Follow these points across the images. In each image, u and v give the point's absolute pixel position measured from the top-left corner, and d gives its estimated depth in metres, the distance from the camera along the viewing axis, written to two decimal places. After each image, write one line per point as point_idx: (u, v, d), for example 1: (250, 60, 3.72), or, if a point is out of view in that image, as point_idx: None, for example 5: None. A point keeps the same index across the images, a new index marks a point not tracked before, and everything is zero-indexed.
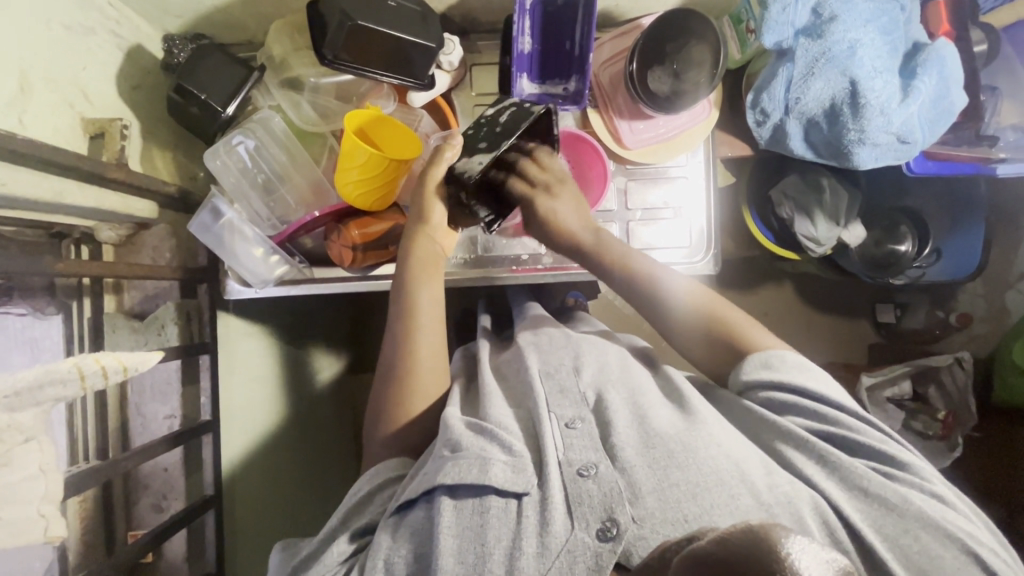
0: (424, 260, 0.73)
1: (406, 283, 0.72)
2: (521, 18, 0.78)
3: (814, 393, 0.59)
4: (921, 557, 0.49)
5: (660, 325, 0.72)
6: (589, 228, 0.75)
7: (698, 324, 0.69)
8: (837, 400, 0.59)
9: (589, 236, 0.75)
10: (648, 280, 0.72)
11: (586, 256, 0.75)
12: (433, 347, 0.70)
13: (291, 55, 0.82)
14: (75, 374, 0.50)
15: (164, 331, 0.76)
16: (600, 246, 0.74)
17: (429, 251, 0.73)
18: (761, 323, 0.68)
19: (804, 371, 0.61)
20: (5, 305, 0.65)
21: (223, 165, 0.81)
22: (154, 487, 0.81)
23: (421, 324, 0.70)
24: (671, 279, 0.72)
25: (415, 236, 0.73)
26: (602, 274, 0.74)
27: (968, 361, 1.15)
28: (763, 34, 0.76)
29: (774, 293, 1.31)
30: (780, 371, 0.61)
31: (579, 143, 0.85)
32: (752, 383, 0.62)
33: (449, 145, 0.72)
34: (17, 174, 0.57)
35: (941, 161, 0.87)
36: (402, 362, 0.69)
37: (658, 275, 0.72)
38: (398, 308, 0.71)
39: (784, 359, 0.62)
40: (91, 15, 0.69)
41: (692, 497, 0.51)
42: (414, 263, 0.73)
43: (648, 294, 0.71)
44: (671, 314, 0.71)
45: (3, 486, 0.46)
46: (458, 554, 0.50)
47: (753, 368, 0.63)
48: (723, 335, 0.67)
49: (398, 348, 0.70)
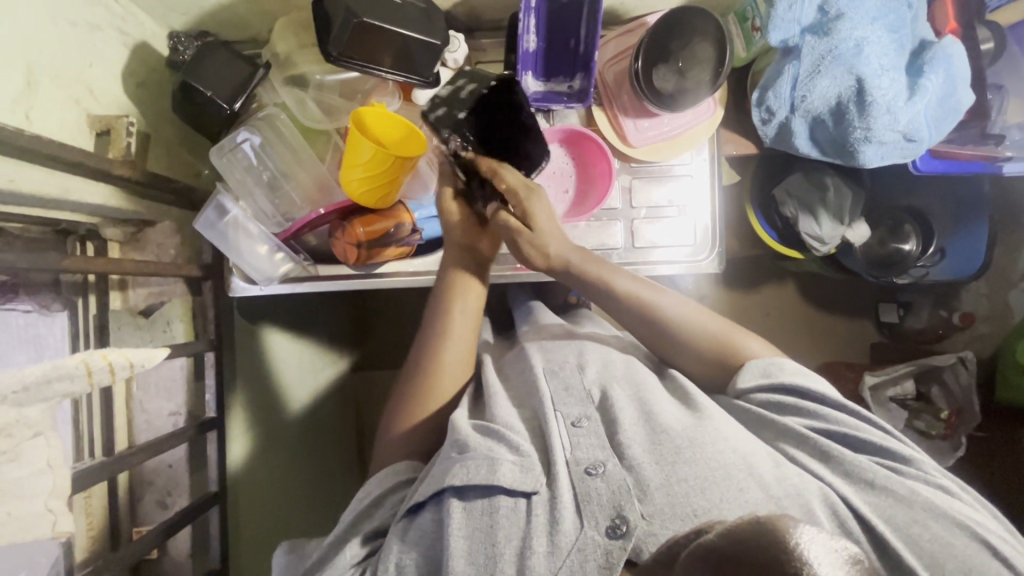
0: (456, 277, 0.73)
1: (443, 302, 0.72)
2: (525, 17, 0.78)
3: (820, 398, 0.59)
4: (932, 545, 0.48)
5: (660, 346, 0.71)
6: (575, 250, 0.73)
7: (693, 342, 0.69)
8: (840, 402, 0.59)
9: (575, 257, 0.73)
10: (652, 310, 0.71)
11: (588, 284, 0.73)
12: (457, 373, 0.71)
13: (296, 51, 0.82)
14: (83, 370, 0.52)
15: (170, 328, 0.80)
16: (604, 275, 0.72)
17: (462, 272, 0.74)
18: (750, 330, 0.69)
19: (802, 376, 0.61)
20: (11, 301, 0.62)
21: (229, 162, 0.81)
22: (160, 481, 0.79)
23: (451, 337, 0.71)
24: (670, 301, 0.71)
25: (453, 253, 0.74)
26: (603, 302, 0.73)
27: (972, 360, 1.14)
28: (769, 31, 0.76)
29: (777, 292, 1.31)
30: (781, 378, 0.61)
31: (584, 141, 0.87)
32: (748, 390, 0.62)
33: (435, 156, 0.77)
34: (22, 166, 0.58)
35: (948, 160, 0.88)
36: (423, 388, 0.69)
37: (657, 298, 0.71)
38: (432, 326, 0.72)
39: (784, 367, 0.62)
40: (97, 12, 0.69)
41: (701, 491, 0.51)
42: (444, 295, 0.73)
43: (651, 324, 0.71)
44: (673, 335, 0.70)
45: (11, 481, 0.46)
46: (469, 555, 0.50)
47: (753, 376, 0.62)
48: (720, 346, 0.68)
49: (423, 376, 0.70)
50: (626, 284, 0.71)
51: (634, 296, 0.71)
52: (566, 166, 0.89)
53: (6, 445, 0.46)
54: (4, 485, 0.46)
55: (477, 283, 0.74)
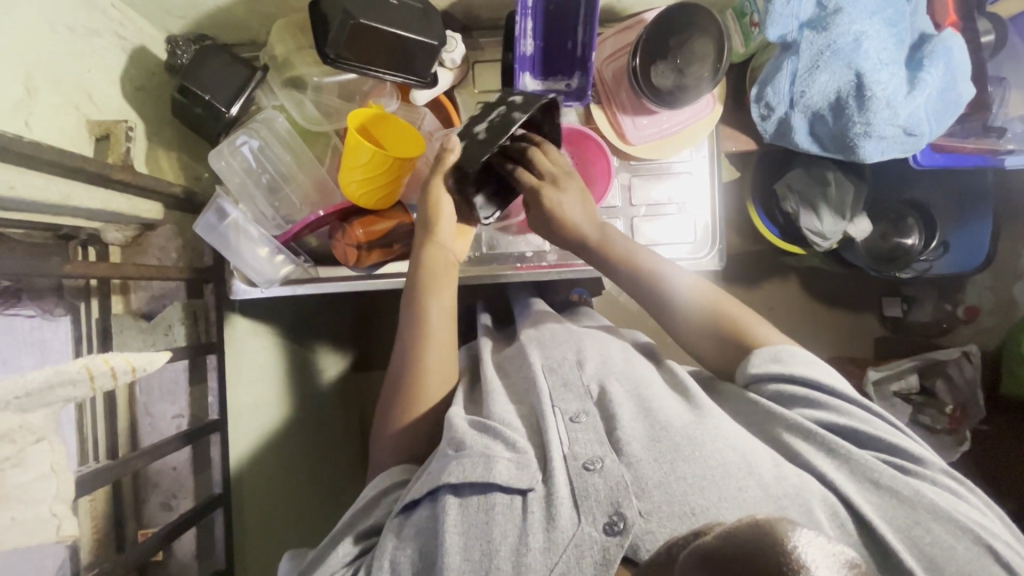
0: (428, 271, 0.72)
1: (419, 296, 0.72)
2: (522, 19, 0.78)
3: (824, 387, 0.59)
4: (934, 549, 0.48)
5: (665, 316, 0.72)
6: (594, 224, 0.74)
7: (700, 319, 0.69)
8: (851, 395, 0.59)
9: (594, 233, 0.74)
10: (661, 284, 0.72)
11: (601, 260, 0.74)
12: (441, 359, 0.71)
13: (293, 54, 0.83)
14: (85, 374, 0.51)
15: (172, 331, 0.79)
16: (627, 252, 0.73)
17: (434, 260, 0.72)
18: (756, 312, 0.69)
19: (812, 365, 0.61)
20: (16, 306, 0.63)
21: (228, 164, 0.81)
22: (165, 484, 0.81)
23: (431, 336, 0.71)
24: (675, 272, 0.73)
25: (426, 248, 0.73)
26: (615, 275, 0.74)
27: (977, 354, 1.16)
28: (767, 27, 0.75)
29: (780, 288, 1.31)
30: (791, 365, 0.60)
31: (580, 139, 0.85)
32: (759, 375, 0.61)
33: (450, 150, 0.69)
34: (24, 174, 0.57)
35: (949, 154, 0.87)
36: (411, 369, 0.70)
37: (668, 276, 0.72)
38: (409, 317, 0.72)
39: (794, 354, 0.62)
40: (94, 17, 0.70)
41: (699, 490, 0.51)
42: (423, 272, 0.72)
43: (659, 295, 0.71)
44: (676, 300, 0.71)
45: (15, 486, 0.46)
46: (463, 552, 0.50)
47: (762, 361, 0.62)
48: (722, 324, 0.68)
49: (407, 358, 0.71)
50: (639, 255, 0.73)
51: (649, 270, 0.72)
52: None
53: (9, 450, 0.46)
54: (10, 490, 0.46)
55: (448, 275, 0.73)
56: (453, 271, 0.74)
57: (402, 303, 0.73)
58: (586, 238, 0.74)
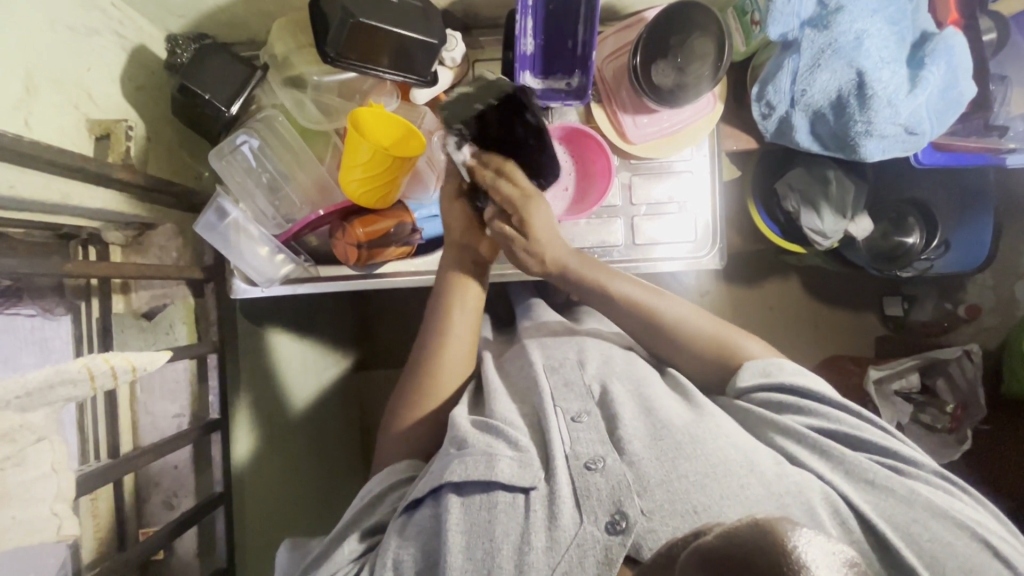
0: (456, 270, 0.74)
1: (445, 294, 0.73)
2: (522, 19, 0.78)
3: (807, 392, 0.59)
4: (932, 545, 0.48)
5: (660, 347, 0.71)
6: (574, 252, 0.73)
7: (694, 343, 0.68)
8: (832, 397, 0.58)
9: (575, 260, 0.72)
10: (651, 313, 0.70)
11: (586, 290, 0.72)
12: (464, 352, 0.72)
13: (292, 53, 0.82)
14: (86, 374, 0.51)
15: (173, 330, 0.80)
16: (610, 282, 0.71)
17: (462, 262, 0.74)
18: (748, 332, 0.69)
19: (802, 375, 0.60)
20: (15, 306, 0.63)
21: (227, 164, 0.81)
22: (166, 483, 0.80)
23: (454, 336, 0.71)
24: (668, 300, 0.71)
25: (454, 253, 0.74)
26: (602, 307, 0.72)
27: (978, 353, 1.14)
28: (769, 25, 0.75)
29: (781, 287, 1.30)
30: (779, 377, 0.60)
31: (580, 137, 0.86)
32: (749, 389, 0.61)
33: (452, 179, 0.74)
34: (23, 174, 0.57)
35: (950, 152, 0.87)
36: (423, 373, 0.70)
37: (657, 303, 0.70)
38: (434, 322, 0.72)
39: (783, 367, 0.61)
40: (94, 16, 0.70)
41: (701, 488, 0.51)
42: (454, 278, 0.74)
43: (652, 327, 0.70)
44: (670, 330, 0.69)
45: (15, 485, 0.46)
46: (466, 551, 0.50)
47: (752, 375, 0.61)
48: (715, 347, 0.67)
49: (425, 363, 0.71)
50: (622, 285, 0.71)
51: (636, 302, 0.70)
52: (566, 163, 0.88)
53: (10, 449, 0.46)
54: (11, 489, 0.46)
55: (476, 278, 0.75)
56: (481, 277, 0.75)
57: (428, 312, 0.74)
58: (568, 267, 0.72)
